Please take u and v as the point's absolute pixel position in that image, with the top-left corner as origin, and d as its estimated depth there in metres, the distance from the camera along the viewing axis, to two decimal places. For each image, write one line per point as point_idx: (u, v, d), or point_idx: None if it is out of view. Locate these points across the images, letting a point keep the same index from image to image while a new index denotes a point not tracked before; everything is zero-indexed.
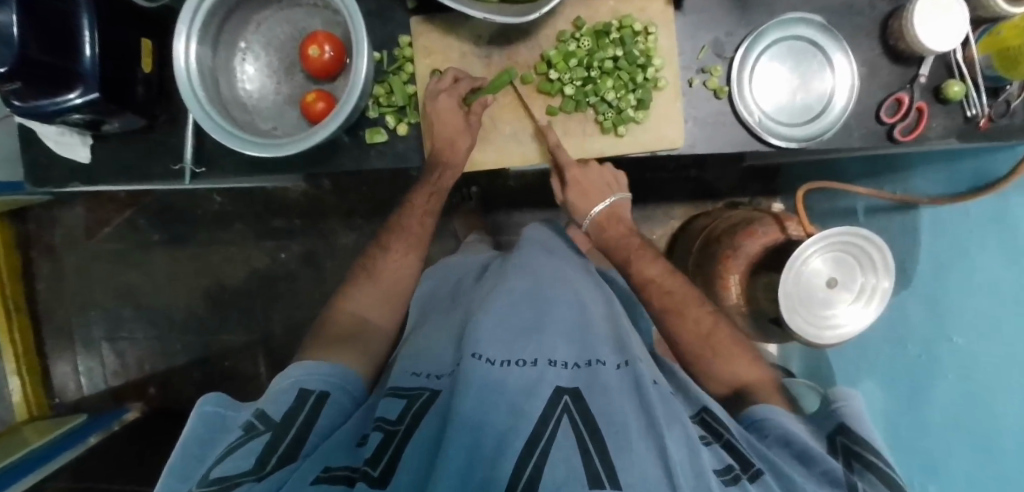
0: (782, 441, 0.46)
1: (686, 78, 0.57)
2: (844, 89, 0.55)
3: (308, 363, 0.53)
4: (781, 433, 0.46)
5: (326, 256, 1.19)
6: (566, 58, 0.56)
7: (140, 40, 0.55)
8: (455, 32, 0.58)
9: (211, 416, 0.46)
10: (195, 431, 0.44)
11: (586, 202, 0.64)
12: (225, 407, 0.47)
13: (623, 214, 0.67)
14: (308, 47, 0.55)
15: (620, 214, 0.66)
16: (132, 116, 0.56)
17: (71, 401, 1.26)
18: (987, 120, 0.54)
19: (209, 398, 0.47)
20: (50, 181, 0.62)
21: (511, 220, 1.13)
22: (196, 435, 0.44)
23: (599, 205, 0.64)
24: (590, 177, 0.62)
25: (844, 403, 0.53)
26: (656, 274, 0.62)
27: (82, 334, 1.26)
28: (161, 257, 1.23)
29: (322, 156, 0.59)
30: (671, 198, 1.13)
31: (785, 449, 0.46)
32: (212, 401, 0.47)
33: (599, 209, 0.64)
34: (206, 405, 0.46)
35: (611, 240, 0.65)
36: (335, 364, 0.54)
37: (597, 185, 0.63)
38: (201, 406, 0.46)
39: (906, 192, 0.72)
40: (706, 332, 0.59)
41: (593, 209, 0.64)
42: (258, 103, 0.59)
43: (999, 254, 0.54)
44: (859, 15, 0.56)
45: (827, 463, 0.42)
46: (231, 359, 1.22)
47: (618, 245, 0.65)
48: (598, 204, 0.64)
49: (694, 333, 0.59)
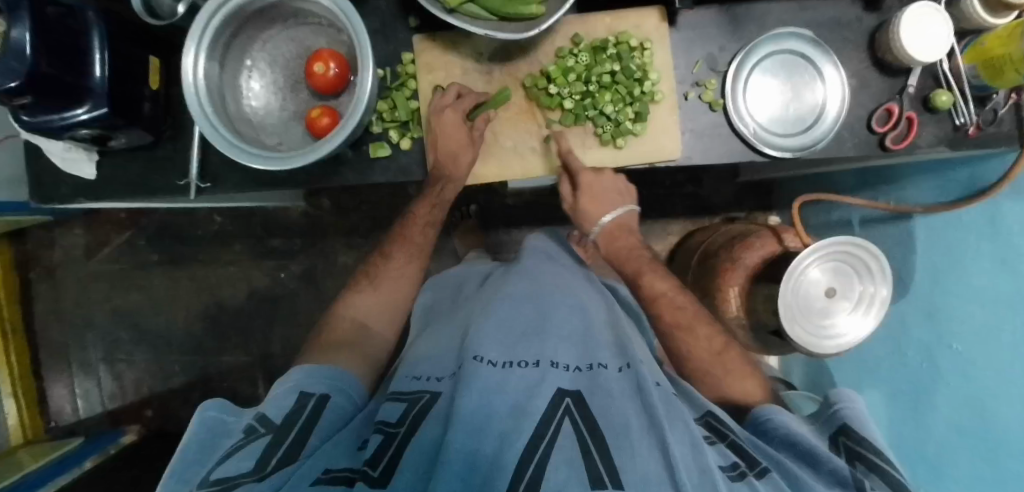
0: (787, 442, 0.46)
1: (682, 91, 0.59)
2: (836, 101, 0.57)
3: (308, 367, 0.53)
4: (787, 434, 0.46)
5: (326, 274, 1.19)
6: (565, 73, 0.57)
7: (148, 58, 0.56)
8: (456, 49, 0.60)
9: (212, 421, 0.45)
10: (196, 434, 0.43)
11: (597, 209, 0.63)
12: (226, 412, 0.46)
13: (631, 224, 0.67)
14: (314, 63, 0.56)
15: (628, 225, 0.67)
16: (140, 132, 0.57)
17: (65, 425, 1.24)
18: (976, 129, 0.56)
19: (211, 404, 0.46)
20: (56, 197, 0.63)
21: (510, 237, 1.14)
22: (196, 441, 0.43)
23: (609, 214, 0.64)
24: (602, 184, 0.61)
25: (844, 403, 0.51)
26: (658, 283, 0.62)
27: (79, 356, 1.24)
28: (161, 277, 1.23)
29: (326, 169, 0.60)
30: (669, 213, 1.14)
31: (791, 451, 0.45)
32: (214, 407, 0.46)
33: (607, 217, 0.64)
34: (208, 410, 0.45)
35: (619, 252, 0.66)
36: (333, 368, 0.53)
37: (609, 192, 0.62)
38: (203, 410, 0.45)
39: (900, 202, 0.73)
40: (718, 349, 0.59)
41: (602, 216, 0.64)
42: (264, 119, 0.60)
43: (997, 260, 0.54)
44: (846, 29, 0.58)
45: (833, 462, 0.42)
46: (229, 379, 1.20)
47: (628, 255, 0.65)
48: (606, 213, 0.64)
49: (699, 351, 0.59)
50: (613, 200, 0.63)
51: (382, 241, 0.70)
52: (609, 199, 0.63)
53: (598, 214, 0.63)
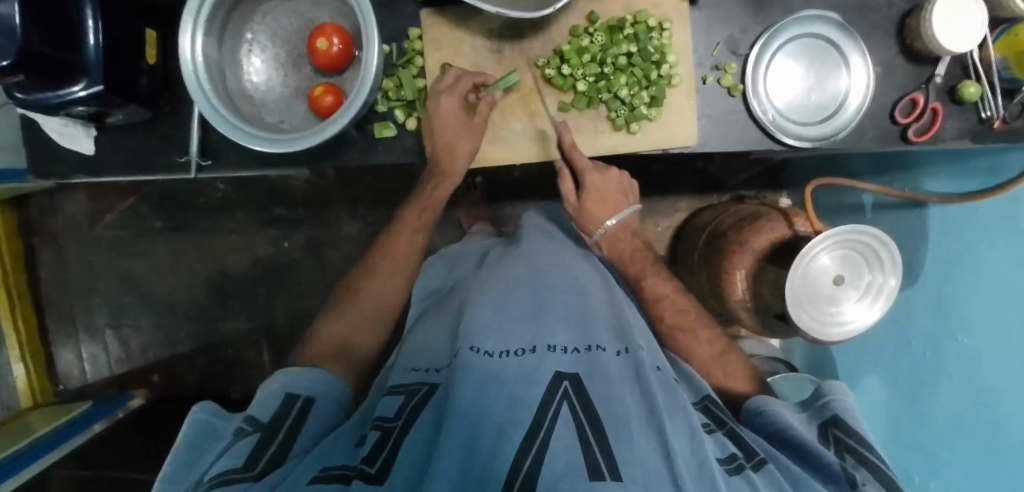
0: (779, 435, 0.46)
1: (700, 75, 0.57)
2: (859, 90, 0.55)
3: (292, 369, 0.53)
4: (778, 426, 0.47)
5: (329, 245, 1.19)
6: (580, 53, 0.55)
7: (144, 31, 0.54)
8: (465, 26, 0.58)
9: (203, 424, 0.46)
10: (188, 438, 0.44)
11: (602, 209, 0.64)
12: (216, 415, 0.47)
13: (634, 227, 0.67)
14: (317, 39, 0.54)
15: (631, 228, 0.67)
16: (137, 109, 0.55)
17: (76, 387, 1.27)
18: (1002, 122, 0.54)
19: (202, 406, 0.48)
20: (55, 173, 0.62)
21: (515, 211, 1.12)
22: (188, 444, 0.44)
23: (615, 216, 0.64)
24: (608, 183, 0.63)
25: (834, 395, 0.50)
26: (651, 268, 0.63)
27: (86, 320, 1.26)
28: (164, 244, 1.23)
29: (330, 150, 0.59)
30: (676, 190, 1.12)
31: (782, 443, 0.46)
32: (203, 410, 0.47)
33: (612, 221, 0.64)
34: (198, 413, 0.47)
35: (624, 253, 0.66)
36: (324, 375, 0.54)
37: (612, 191, 0.64)
38: (194, 414, 0.46)
39: (915, 190, 0.72)
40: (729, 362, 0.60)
41: (608, 219, 0.64)
42: (265, 96, 0.58)
43: (1005, 253, 0.55)
44: (875, 12, 0.55)
45: (826, 457, 0.42)
46: (234, 346, 1.22)
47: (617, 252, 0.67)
48: (612, 215, 0.64)
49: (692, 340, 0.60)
50: (619, 202, 0.64)
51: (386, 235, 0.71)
52: (614, 201, 0.64)
53: (604, 216, 0.64)
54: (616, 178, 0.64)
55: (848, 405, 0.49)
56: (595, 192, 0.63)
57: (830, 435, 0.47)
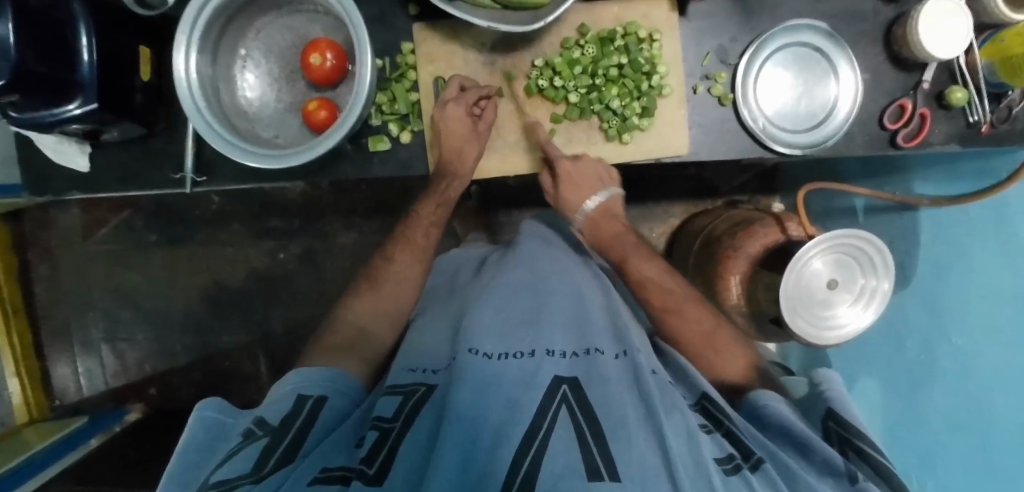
0: (779, 428, 0.46)
1: (691, 84, 0.57)
2: (848, 98, 0.55)
3: (304, 369, 0.54)
4: (778, 419, 0.46)
5: (326, 255, 1.19)
6: (571, 65, 0.55)
7: (138, 48, 0.55)
8: (457, 39, 0.59)
9: (211, 421, 0.46)
10: (193, 437, 0.44)
11: (578, 195, 0.60)
12: (225, 414, 0.47)
13: (616, 209, 0.66)
14: (310, 55, 0.54)
15: (614, 209, 0.65)
16: (132, 125, 0.56)
17: (70, 402, 1.25)
18: (989, 126, 0.55)
19: (209, 403, 0.47)
20: (50, 190, 0.62)
21: (511, 218, 1.13)
22: (197, 442, 0.43)
23: (592, 200, 0.60)
24: (583, 170, 0.58)
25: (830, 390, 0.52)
26: (635, 265, 0.63)
27: (81, 335, 1.25)
28: (159, 257, 1.22)
29: (325, 164, 0.59)
30: (670, 196, 1.13)
31: (783, 436, 0.45)
32: (211, 407, 0.47)
33: (590, 204, 0.60)
34: (205, 410, 0.46)
35: (607, 240, 0.64)
36: (328, 370, 0.54)
37: (589, 178, 0.59)
38: (199, 410, 0.46)
39: (905, 193, 0.72)
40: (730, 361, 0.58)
41: (585, 203, 0.60)
42: (259, 111, 0.59)
43: (996, 254, 0.57)
44: (862, 21, 0.56)
45: (826, 452, 0.42)
46: (231, 359, 1.22)
47: (615, 244, 0.64)
48: (589, 199, 0.60)
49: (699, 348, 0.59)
50: (595, 186, 0.59)
51: (383, 247, 0.71)
52: (593, 186, 0.60)
53: (580, 201, 0.60)
54: (593, 162, 0.59)
55: (844, 395, 0.51)
56: (569, 180, 0.59)
57: (830, 429, 0.48)
